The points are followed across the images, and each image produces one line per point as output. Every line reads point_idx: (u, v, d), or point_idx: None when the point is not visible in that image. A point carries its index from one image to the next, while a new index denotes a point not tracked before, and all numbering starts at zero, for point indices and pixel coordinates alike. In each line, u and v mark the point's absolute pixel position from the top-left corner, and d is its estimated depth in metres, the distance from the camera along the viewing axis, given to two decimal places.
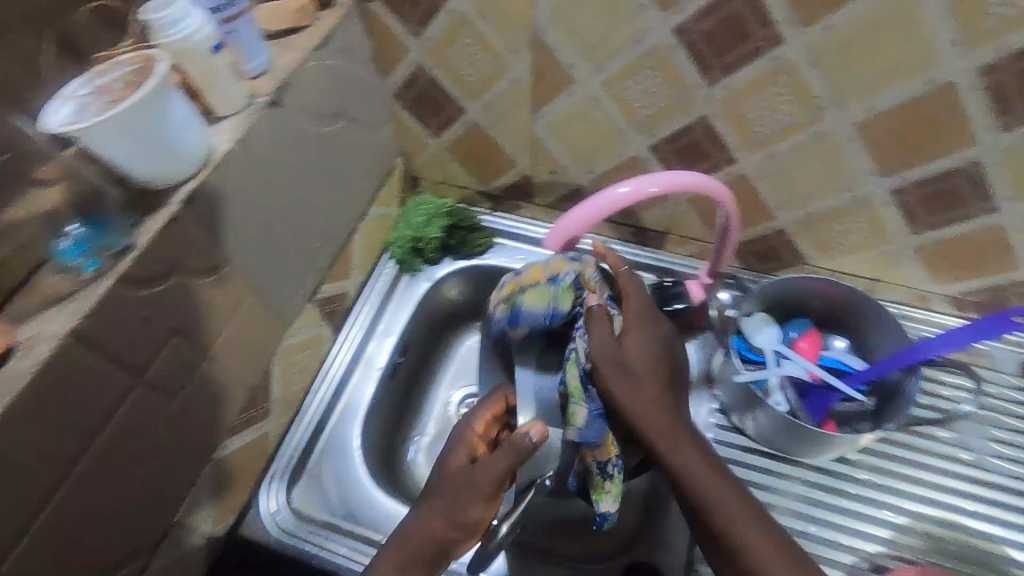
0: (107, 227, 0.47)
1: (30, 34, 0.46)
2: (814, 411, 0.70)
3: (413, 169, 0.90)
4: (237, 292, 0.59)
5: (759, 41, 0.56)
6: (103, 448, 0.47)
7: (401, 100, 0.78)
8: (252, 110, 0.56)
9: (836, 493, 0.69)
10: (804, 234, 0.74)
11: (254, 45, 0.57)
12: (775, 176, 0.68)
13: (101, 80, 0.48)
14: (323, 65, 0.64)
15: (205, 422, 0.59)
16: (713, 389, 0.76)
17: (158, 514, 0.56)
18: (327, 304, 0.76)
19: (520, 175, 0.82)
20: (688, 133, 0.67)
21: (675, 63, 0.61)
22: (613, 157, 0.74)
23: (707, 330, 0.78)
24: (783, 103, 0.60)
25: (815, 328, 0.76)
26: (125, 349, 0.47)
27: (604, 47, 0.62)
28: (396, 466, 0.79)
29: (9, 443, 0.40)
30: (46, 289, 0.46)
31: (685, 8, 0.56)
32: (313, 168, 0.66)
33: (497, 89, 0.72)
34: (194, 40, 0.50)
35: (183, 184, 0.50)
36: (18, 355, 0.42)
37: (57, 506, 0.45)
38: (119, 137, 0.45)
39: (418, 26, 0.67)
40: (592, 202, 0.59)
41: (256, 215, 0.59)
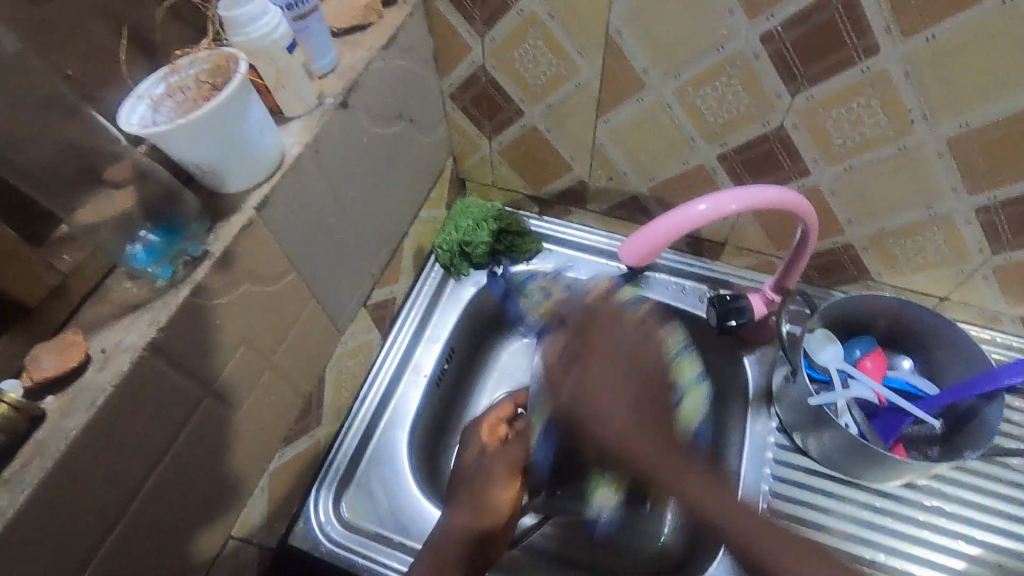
0: (184, 233, 0.45)
1: (106, 28, 0.43)
2: (884, 434, 0.68)
3: (462, 171, 0.87)
4: (300, 299, 0.57)
5: (852, 51, 0.53)
6: (172, 461, 0.46)
7: (458, 101, 0.76)
8: (322, 111, 0.54)
9: (903, 519, 0.67)
10: (874, 250, 0.71)
11: (323, 44, 0.55)
12: (849, 190, 0.66)
13: (176, 78, 0.46)
14: (388, 65, 0.62)
15: (263, 433, 0.57)
16: (772, 407, 0.74)
17: (218, 526, 0.55)
18: (378, 310, 0.74)
19: (574, 180, 0.80)
20: (762, 143, 0.65)
21: (756, 71, 0.58)
22: (677, 165, 0.72)
23: (767, 346, 0.76)
24: (870, 115, 0.58)
25: (880, 347, 0.74)
26: (197, 359, 0.46)
27: (681, 53, 0.60)
28: (443, 473, 0.76)
29: (89, 457, 0.39)
30: (120, 296, 0.44)
31: (776, 14, 0.53)
32: (374, 170, 0.64)
33: (561, 92, 0.69)
34: (270, 38, 0.47)
35: (255, 188, 0.49)
36: (95, 367, 0.41)
37: (129, 521, 0.43)
38: (196, 140, 0.43)
39: (484, 26, 0.65)
40: (668, 218, 0.55)
41: (321, 220, 0.57)
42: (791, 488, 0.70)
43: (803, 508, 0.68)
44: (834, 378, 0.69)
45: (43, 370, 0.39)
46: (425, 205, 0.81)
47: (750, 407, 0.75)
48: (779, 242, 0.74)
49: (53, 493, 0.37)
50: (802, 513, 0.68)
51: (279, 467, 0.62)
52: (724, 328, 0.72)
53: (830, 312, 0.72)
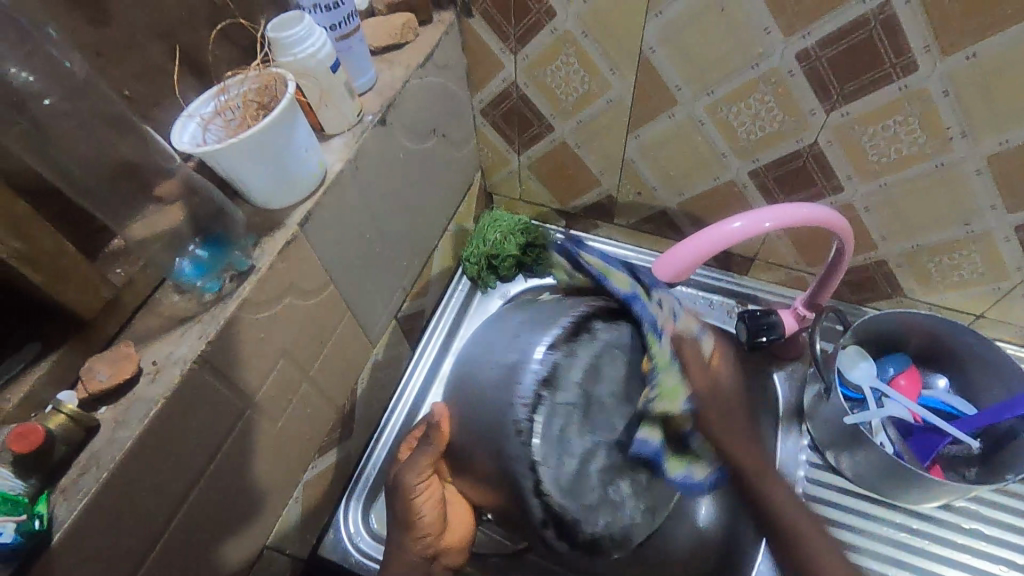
0: (229, 245, 0.46)
1: (161, 50, 0.45)
2: (920, 453, 0.66)
3: (490, 185, 0.88)
4: (336, 312, 0.58)
5: (890, 69, 0.53)
6: (215, 471, 0.47)
7: (488, 116, 0.77)
8: (361, 128, 0.55)
9: (941, 542, 0.66)
10: (908, 267, 0.70)
11: (363, 63, 0.56)
12: (884, 206, 0.65)
13: (225, 98, 0.47)
14: (424, 82, 0.63)
15: (298, 443, 0.58)
16: (803, 423, 0.73)
17: (254, 535, 0.56)
18: (408, 322, 0.75)
19: (603, 194, 0.81)
20: (795, 159, 0.65)
21: (791, 88, 0.58)
22: (708, 180, 0.72)
23: (798, 362, 0.75)
24: (908, 132, 0.57)
25: (913, 365, 0.73)
26: (240, 372, 0.47)
27: (716, 70, 0.60)
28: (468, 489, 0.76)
29: (140, 467, 0.40)
30: (169, 310, 0.46)
31: (813, 33, 0.53)
32: (409, 185, 0.65)
33: (593, 108, 0.70)
34: (316, 58, 0.49)
35: (298, 204, 0.50)
36: (147, 379, 0.42)
37: (173, 529, 0.44)
38: (244, 159, 0.45)
39: (517, 43, 0.66)
40: (700, 237, 0.55)
41: (358, 234, 0.58)
42: (825, 508, 0.68)
43: (839, 528, 0.67)
44: (868, 397, 0.68)
45: (98, 382, 0.40)
46: (454, 218, 0.82)
47: (782, 424, 0.73)
48: (811, 258, 0.74)
49: (107, 502, 0.38)
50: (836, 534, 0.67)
51: (312, 477, 0.62)
52: (755, 344, 0.71)
53: (863, 329, 0.71)
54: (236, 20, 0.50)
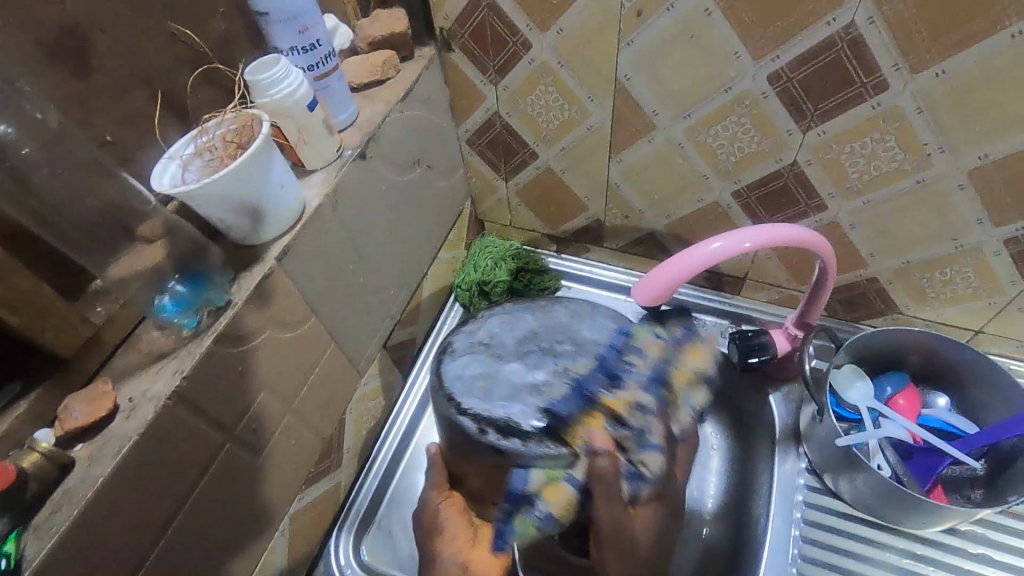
0: (207, 283, 0.48)
1: (142, 96, 0.47)
2: (922, 476, 0.64)
3: (480, 212, 0.89)
4: (320, 343, 0.59)
5: (862, 88, 0.53)
6: (195, 506, 0.47)
7: (474, 145, 0.78)
8: (341, 163, 0.57)
9: (948, 568, 0.63)
10: (900, 284, 0.69)
11: (343, 100, 0.58)
12: (871, 223, 0.64)
13: (203, 139, 0.49)
14: (406, 116, 0.64)
15: (285, 475, 0.58)
16: (801, 446, 0.71)
17: (239, 570, 0.55)
18: (399, 350, 0.75)
19: (591, 218, 0.81)
20: (776, 180, 0.65)
21: (767, 109, 0.59)
22: (693, 202, 0.72)
23: (793, 382, 0.75)
24: (885, 149, 0.57)
25: (912, 384, 0.71)
26: (218, 407, 0.48)
27: (690, 94, 0.61)
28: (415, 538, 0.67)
29: (114, 504, 0.40)
30: (149, 346, 0.47)
31: (782, 55, 0.54)
32: (393, 216, 0.66)
33: (575, 134, 0.71)
34: (293, 98, 0.50)
35: (276, 239, 0.51)
36: (123, 416, 0.42)
37: (153, 565, 0.45)
38: (221, 197, 0.46)
39: (497, 75, 0.67)
40: (679, 259, 0.55)
41: (340, 268, 0.59)
42: (824, 534, 0.67)
43: (839, 554, 0.65)
44: (864, 417, 0.67)
45: (74, 420, 0.41)
46: (444, 246, 0.83)
47: (778, 446, 0.73)
48: (801, 276, 0.73)
49: (80, 539, 0.38)
50: (836, 560, 0.65)
51: (301, 509, 0.62)
52: (748, 365, 0.70)
53: (858, 347, 0.70)
54: (215, 64, 0.52)
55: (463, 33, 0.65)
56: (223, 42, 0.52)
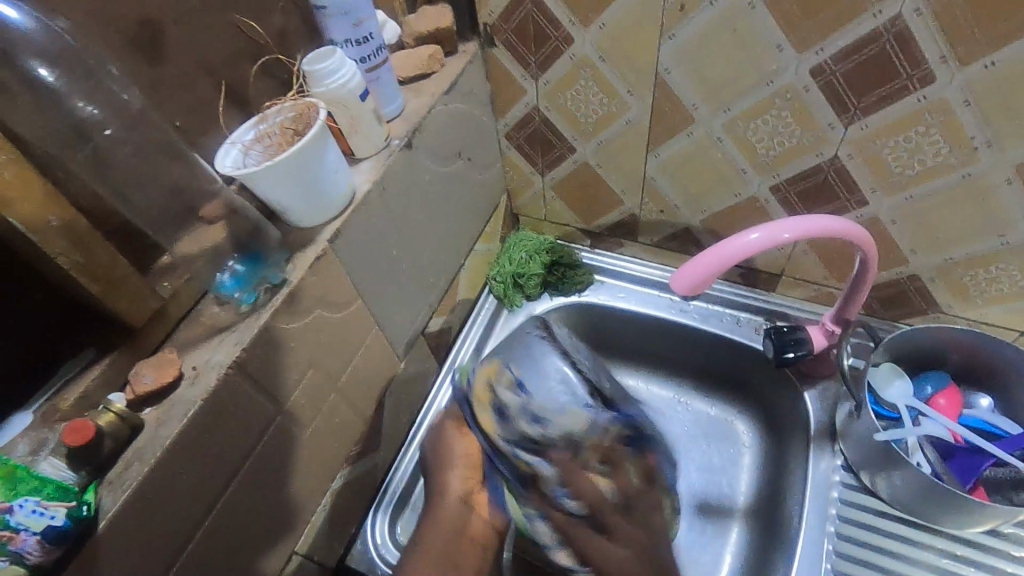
0: (264, 262, 0.50)
1: (209, 84, 0.50)
2: (962, 475, 0.63)
3: (515, 206, 0.91)
4: (364, 326, 0.61)
5: (906, 82, 0.53)
6: (248, 473, 0.50)
7: (512, 140, 0.80)
8: (388, 152, 0.59)
9: (988, 571, 0.62)
10: (942, 282, 0.68)
11: (391, 91, 0.60)
12: (913, 219, 0.64)
13: (263, 126, 0.51)
14: (449, 108, 0.66)
15: (328, 451, 0.61)
16: (836, 443, 0.70)
17: (283, 539, 0.57)
18: (435, 338, 0.77)
19: (626, 213, 0.82)
20: (815, 174, 0.65)
21: (808, 103, 0.59)
22: (729, 197, 0.72)
23: (830, 379, 0.73)
24: (930, 142, 0.57)
25: (954, 384, 0.70)
26: (272, 380, 0.50)
27: (731, 88, 0.61)
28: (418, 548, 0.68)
29: (181, 461, 0.43)
30: (210, 320, 0.49)
31: (825, 48, 0.54)
32: (434, 206, 0.68)
33: (613, 129, 0.72)
34: (346, 88, 0.53)
35: (328, 222, 0.54)
36: (187, 382, 0.45)
37: (209, 524, 0.47)
38: (281, 180, 0.48)
39: (538, 69, 0.69)
40: (715, 249, 0.56)
41: (384, 254, 0.61)
42: (859, 531, 0.66)
43: (874, 552, 0.65)
44: (903, 415, 0.66)
45: (144, 385, 0.44)
46: (481, 238, 0.84)
47: (812, 443, 0.72)
48: (839, 272, 0.73)
49: (148, 496, 0.41)
50: (870, 558, 0.64)
51: (340, 486, 0.64)
52: (783, 360, 0.70)
53: (897, 344, 0.69)
54: (274, 55, 0.55)
55: (506, 29, 0.66)
56: (282, 36, 0.55)
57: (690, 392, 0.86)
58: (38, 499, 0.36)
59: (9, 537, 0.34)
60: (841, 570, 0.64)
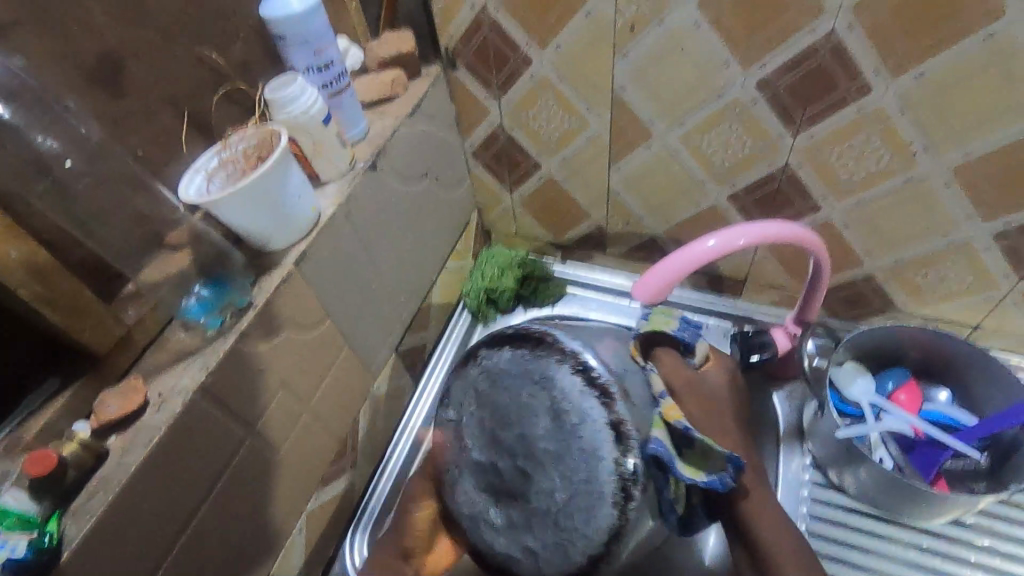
0: (228, 286, 0.51)
1: (171, 114, 0.51)
2: (924, 468, 0.65)
3: (486, 223, 0.92)
4: (335, 346, 0.62)
5: (845, 93, 0.56)
6: (219, 498, 0.50)
7: (479, 158, 0.82)
8: (354, 174, 0.60)
9: (954, 561, 0.64)
10: (896, 282, 0.71)
11: (355, 115, 0.62)
12: (863, 222, 0.67)
13: (227, 153, 0.52)
14: (413, 130, 0.68)
15: (302, 473, 0.61)
16: (805, 443, 0.72)
17: (257, 564, 0.57)
18: (409, 355, 0.78)
19: (594, 226, 0.84)
20: (769, 183, 0.67)
21: (756, 114, 0.62)
22: (691, 206, 0.74)
23: (796, 381, 0.75)
24: (872, 149, 0.59)
25: (914, 379, 0.72)
26: (240, 403, 0.50)
27: (683, 103, 0.64)
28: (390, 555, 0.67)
29: (147, 488, 0.43)
30: (177, 345, 0.50)
31: (767, 63, 0.57)
32: (402, 225, 0.70)
33: (575, 145, 0.74)
34: (309, 113, 0.54)
35: (294, 245, 0.54)
36: (153, 409, 0.45)
37: (179, 551, 0.47)
38: (244, 205, 0.49)
39: (500, 90, 0.71)
40: (674, 257, 0.58)
41: (352, 273, 0.62)
42: (830, 529, 0.67)
43: (845, 549, 0.66)
44: (865, 412, 0.68)
45: (108, 412, 0.44)
46: (452, 255, 0.86)
47: (782, 443, 0.73)
48: (798, 276, 0.75)
49: (113, 523, 0.41)
50: (843, 555, 0.66)
51: (317, 507, 0.64)
52: (749, 364, 0.71)
53: (857, 343, 0.71)
54: (237, 84, 0.56)
55: (467, 52, 0.68)
56: (244, 65, 0.56)
57: None
58: None
59: None
60: None
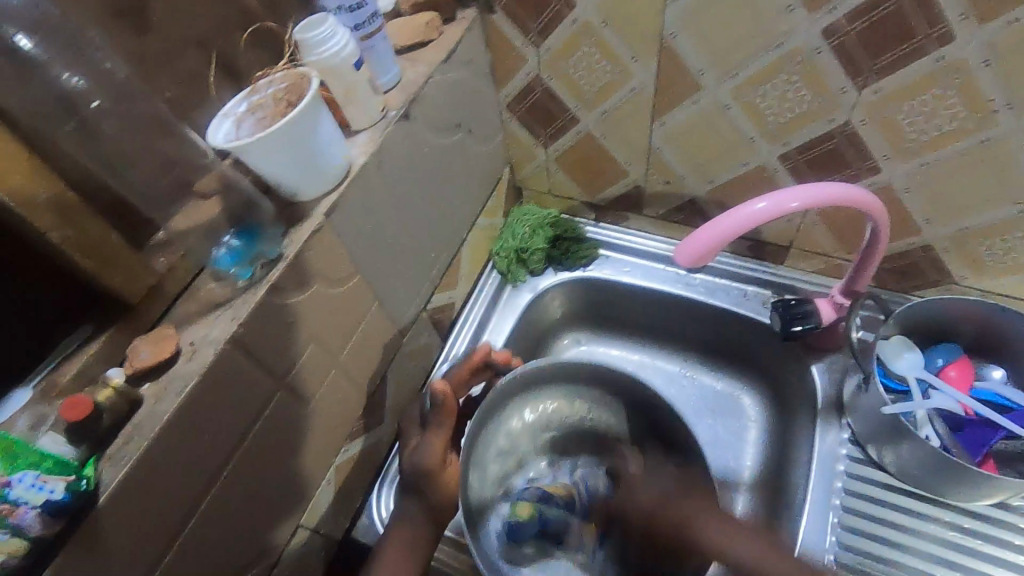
0: (259, 236, 0.50)
1: (199, 54, 0.48)
2: (972, 448, 0.63)
3: (518, 179, 0.89)
4: (365, 300, 0.61)
5: (922, 40, 0.51)
6: (251, 446, 0.50)
7: (513, 111, 0.78)
8: (385, 123, 0.58)
9: (996, 543, 0.62)
10: (955, 252, 0.66)
11: (387, 61, 0.59)
12: (927, 185, 0.62)
13: (255, 97, 0.50)
14: (447, 78, 0.65)
15: (331, 428, 0.61)
16: (843, 417, 0.70)
17: (286, 512, 0.57)
18: (437, 314, 0.77)
19: (631, 185, 0.80)
20: (827, 141, 0.63)
21: (819, 65, 0.56)
22: (737, 166, 0.70)
23: (838, 353, 0.72)
24: (947, 106, 0.54)
25: (966, 356, 0.69)
26: (271, 356, 0.50)
27: (737, 53, 0.59)
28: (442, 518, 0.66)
29: (180, 436, 0.43)
30: (207, 295, 0.49)
31: (838, 7, 0.52)
32: (433, 179, 0.67)
33: (617, 97, 0.70)
34: (340, 56, 0.51)
35: (325, 196, 0.53)
36: (184, 358, 0.45)
37: (213, 498, 0.47)
38: (273, 152, 0.47)
39: (539, 36, 0.67)
40: (722, 219, 0.54)
41: (383, 226, 0.60)
42: (864, 504, 0.65)
43: (880, 526, 0.64)
44: (912, 388, 0.65)
45: (141, 360, 0.44)
46: (483, 212, 0.83)
47: (819, 417, 0.71)
48: (848, 244, 0.71)
49: (148, 470, 0.41)
50: (876, 531, 0.64)
51: (344, 462, 0.64)
52: (789, 333, 0.69)
53: (908, 317, 0.68)
54: (266, 23, 0.53)
55: None
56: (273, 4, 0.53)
57: (696, 365, 0.86)
58: (37, 474, 0.36)
59: (8, 511, 0.34)
60: (847, 543, 0.64)
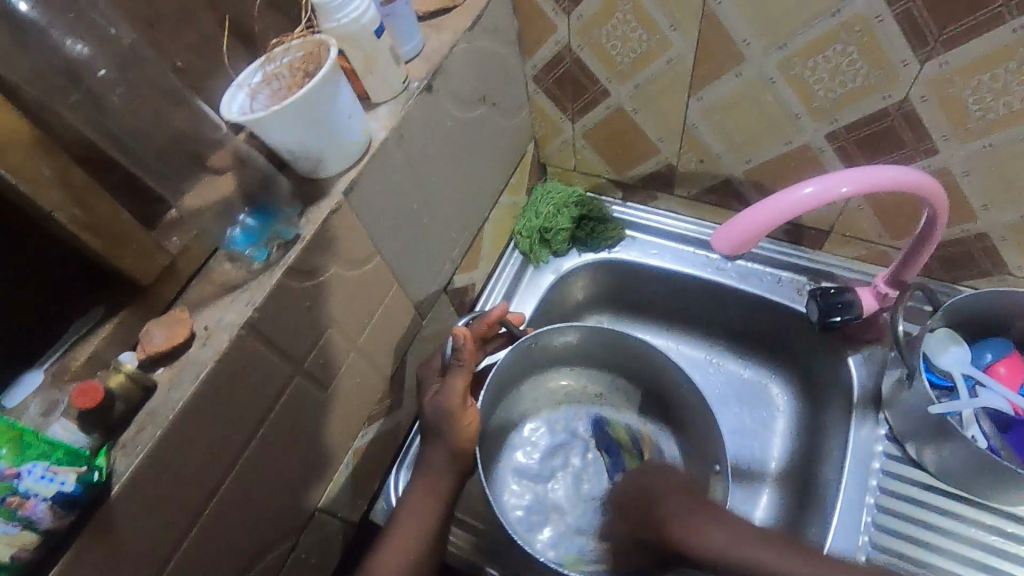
0: (275, 217, 0.47)
1: (211, 20, 0.46)
2: (1021, 450, 0.60)
3: (543, 155, 0.85)
4: (384, 282, 0.59)
5: (999, 8, 0.46)
6: (268, 432, 0.49)
7: (540, 83, 0.74)
8: (407, 95, 0.54)
9: None
10: (1014, 241, 0.62)
11: (410, 28, 0.55)
12: (989, 168, 0.57)
13: (270, 67, 0.47)
14: (473, 47, 0.61)
15: (350, 411, 0.59)
16: (881, 411, 0.66)
17: (304, 496, 0.56)
18: (458, 295, 0.74)
19: (662, 163, 0.76)
20: (881, 120, 0.58)
21: (880, 36, 0.52)
22: (779, 145, 0.66)
23: (878, 345, 0.69)
24: (1021, 81, 0.49)
25: (1017, 351, 0.65)
26: (290, 341, 0.48)
27: (787, 22, 0.54)
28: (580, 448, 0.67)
29: (194, 425, 0.41)
30: (222, 277, 0.47)
31: None
32: (456, 156, 0.64)
33: (652, 69, 0.65)
34: (360, 23, 0.48)
35: (344, 173, 0.50)
36: (199, 342, 0.43)
37: (231, 483, 0.46)
38: (290, 125, 0.44)
39: (571, 2, 0.62)
40: (766, 204, 0.50)
41: (404, 205, 0.57)
42: (900, 503, 0.63)
43: (915, 526, 0.62)
44: (959, 386, 0.62)
45: (155, 344, 0.42)
46: (506, 190, 0.80)
47: (855, 411, 0.68)
48: (896, 229, 0.67)
49: (163, 458, 0.40)
50: (912, 531, 0.62)
51: (363, 445, 0.63)
52: (828, 325, 0.66)
53: (958, 310, 0.64)
54: None
55: None
56: None
57: (722, 353, 0.83)
58: (47, 465, 0.34)
59: (18, 503, 0.33)
60: (880, 543, 0.62)
